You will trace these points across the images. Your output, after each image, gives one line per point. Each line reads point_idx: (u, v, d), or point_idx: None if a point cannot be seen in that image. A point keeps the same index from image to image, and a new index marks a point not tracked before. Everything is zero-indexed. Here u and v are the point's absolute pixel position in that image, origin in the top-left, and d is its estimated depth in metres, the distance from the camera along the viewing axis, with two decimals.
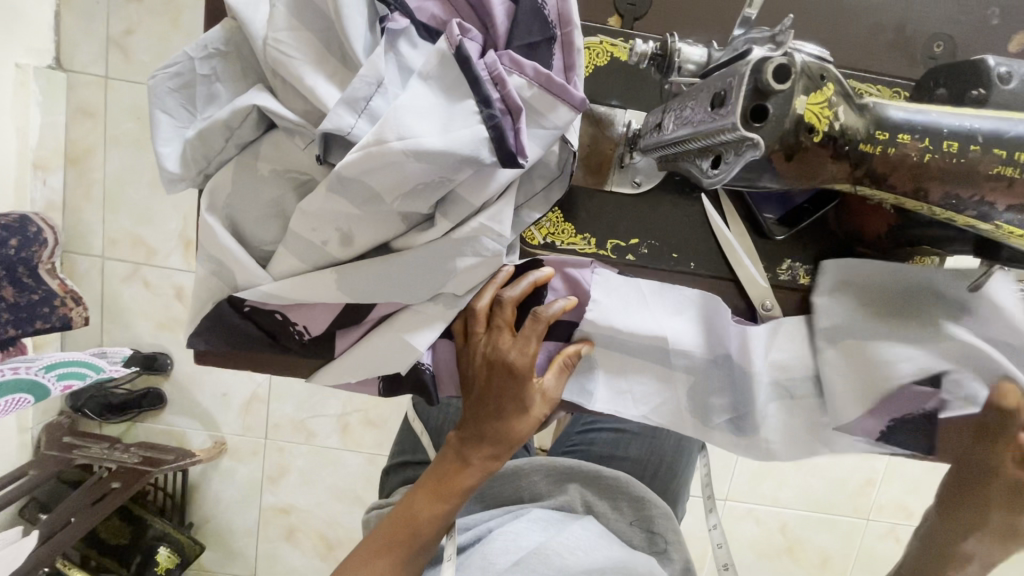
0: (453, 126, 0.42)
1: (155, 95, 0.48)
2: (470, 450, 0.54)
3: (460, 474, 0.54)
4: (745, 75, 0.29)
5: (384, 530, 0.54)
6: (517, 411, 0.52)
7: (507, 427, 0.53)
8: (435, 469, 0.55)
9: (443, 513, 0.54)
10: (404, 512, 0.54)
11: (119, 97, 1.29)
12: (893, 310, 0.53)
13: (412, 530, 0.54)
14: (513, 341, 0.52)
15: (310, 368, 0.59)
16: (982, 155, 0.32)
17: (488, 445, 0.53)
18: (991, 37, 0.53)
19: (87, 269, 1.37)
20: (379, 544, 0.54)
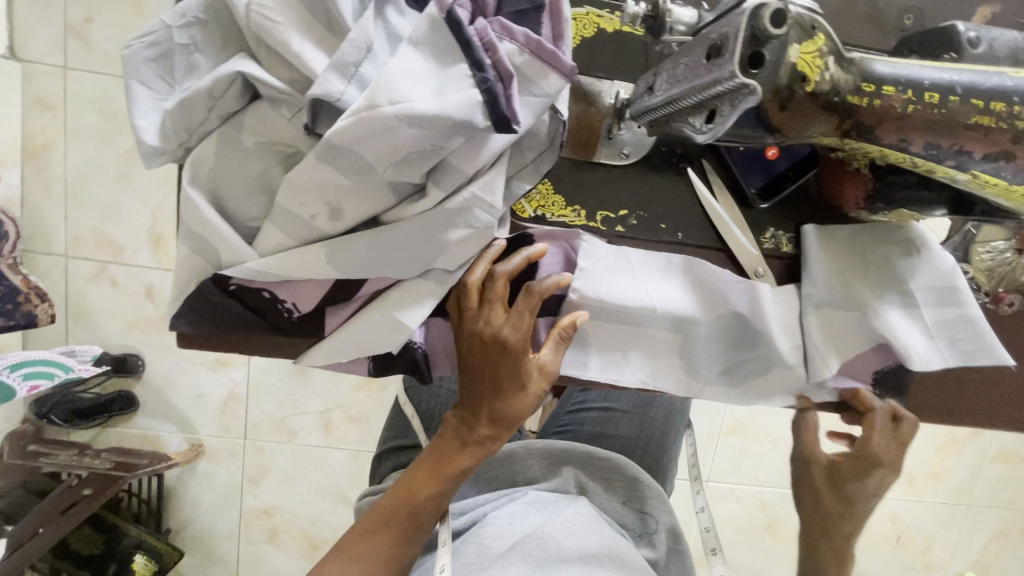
0: (447, 91, 0.42)
1: (130, 65, 0.46)
2: (467, 432, 0.53)
3: (458, 455, 0.53)
4: (742, 23, 0.29)
5: (380, 510, 0.54)
6: (515, 387, 0.52)
7: (505, 406, 0.52)
8: (432, 449, 0.54)
9: (440, 493, 0.53)
10: (402, 490, 0.54)
11: (79, 88, 1.23)
12: (866, 273, 0.57)
13: (409, 510, 0.53)
14: (507, 316, 0.52)
15: (298, 350, 0.58)
16: (961, 105, 0.34)
17: (486, 426, 0.53)
18: (957, 10, 0.55)
19: (49, 269, 1.31)
20: (375, 523, 0.53)
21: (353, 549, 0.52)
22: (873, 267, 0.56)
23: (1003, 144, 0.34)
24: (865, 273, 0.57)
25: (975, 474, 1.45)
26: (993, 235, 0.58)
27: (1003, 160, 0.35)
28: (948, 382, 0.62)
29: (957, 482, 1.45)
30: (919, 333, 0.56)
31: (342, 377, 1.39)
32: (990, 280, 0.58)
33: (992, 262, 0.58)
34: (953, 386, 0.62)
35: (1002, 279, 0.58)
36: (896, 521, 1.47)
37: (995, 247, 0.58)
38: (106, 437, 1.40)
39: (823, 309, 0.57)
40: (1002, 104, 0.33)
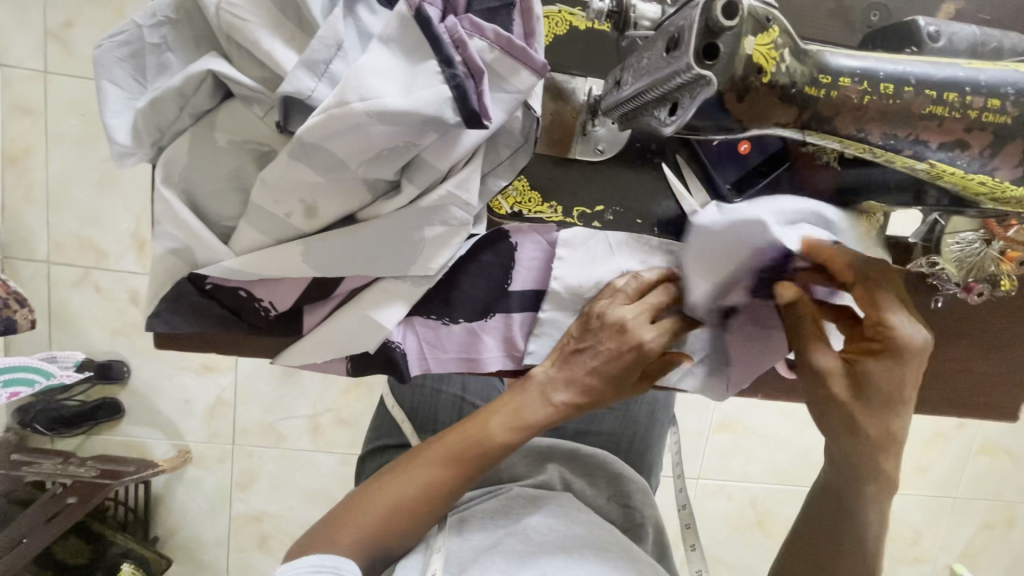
0: (416, 88, 0.43)
1: (101, 64, 0.46)
2: (553, 391, 0.54)
3: (538, 412, 0.54)
4: (696, 16, 0.30)
5: (450, 444, 0.55)
6: (612, 370, 0.53)
7: (596, 383, 0.53)
8: (506, 403, 0.55)
9: (511, 445, 0.54)
10: (475, 428, 0.55)
11: (60, 93, 1.22)
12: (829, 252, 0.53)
13: (479, 455, 0.54)
14: (650, 325, 0.53)
15: (277, 350, 0.58)
16: (915, 95, 0.35)
17: (575, 393, 0.54)
18: (922, 6, 0.56)
19: (31, 276, 1.29)
20: (440, 455, 0.54)
21: (416, 469, 0.54)
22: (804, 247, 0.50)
23: (958, 133, 0.35)
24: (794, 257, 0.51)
25: (962, 467, 1.47)
26: (960, 225, 0.58)
27: (958, 149, 0.36)
28: None
29: (943, 475, 1.47)
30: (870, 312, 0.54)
31: (331, 380, 1.38)
32: (960, 270, 0.59)
33: (961, 252, 0.59)
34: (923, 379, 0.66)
35: (972, 270, 0.59)
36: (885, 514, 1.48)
37: (964, 239, 0.58)
38: (91, 445, 1.38)
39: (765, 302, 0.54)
40: (954, 94, 0.35)
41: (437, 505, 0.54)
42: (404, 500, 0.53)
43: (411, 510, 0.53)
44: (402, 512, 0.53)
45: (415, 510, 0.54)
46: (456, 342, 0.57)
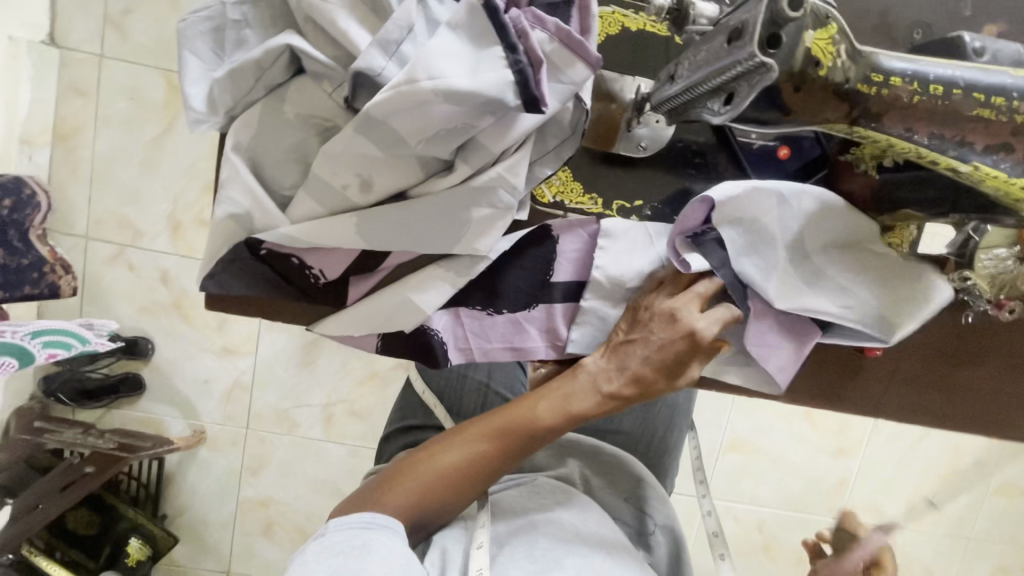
0: (481, 71, 0.45)
1: (185, 36, 0.50)
2: (603, 380, 0.55)
3: (587, 401, 0.55)
4: (762, 7, 0.32)
5: (499, 422, 0.56)
6: (663, 360, 0.54)
7: (648, 376, 0.55)
8: (558, 386, 0.56)
9: (558, 431, 0.56)
10: (523, 411, 0.56)
11: (113, 76, 1.28)
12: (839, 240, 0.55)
13: (527, 436, 0.55)
14: (700, 313, 0.54)
15: (316, 317, 0.61)
16: (963, 98, 0.36)
17: (625, 384, 0.55)
18: (964, 27, 0.58)
19: (70, 249, 1.34)
20: (489, 432, 0.56)
21: (464, 444, 0.56)
22: (793, 219, 0.53)
23: (1004, 136, 0.37)
24: (784, 231, 0.53)
25: (976, 507, 1.45)
26: (994, 241, 0.59)
27: (1003, 152, 0.37)
28: (936, 389, 0.66)
29: (956, 513, 1.45)
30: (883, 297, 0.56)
31: (348, 372, 1.40)
32: (993, 286, 0.60)
33: (993, 269, 0.59)
34: (946, 395, 0.67)
35: (1005, 288, 0.60)
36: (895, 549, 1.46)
37: (997, 255, 0.59)
38: (110, 418, 1.41)
39: (786, 283, 0.55)
40: (1001, 98, 0.36)
41: (482, 482, 0.56)
42: (453, 472, 0.55)
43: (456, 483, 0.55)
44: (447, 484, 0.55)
45: (461, 481, 0.55)
46: (499, 331, 0.59)
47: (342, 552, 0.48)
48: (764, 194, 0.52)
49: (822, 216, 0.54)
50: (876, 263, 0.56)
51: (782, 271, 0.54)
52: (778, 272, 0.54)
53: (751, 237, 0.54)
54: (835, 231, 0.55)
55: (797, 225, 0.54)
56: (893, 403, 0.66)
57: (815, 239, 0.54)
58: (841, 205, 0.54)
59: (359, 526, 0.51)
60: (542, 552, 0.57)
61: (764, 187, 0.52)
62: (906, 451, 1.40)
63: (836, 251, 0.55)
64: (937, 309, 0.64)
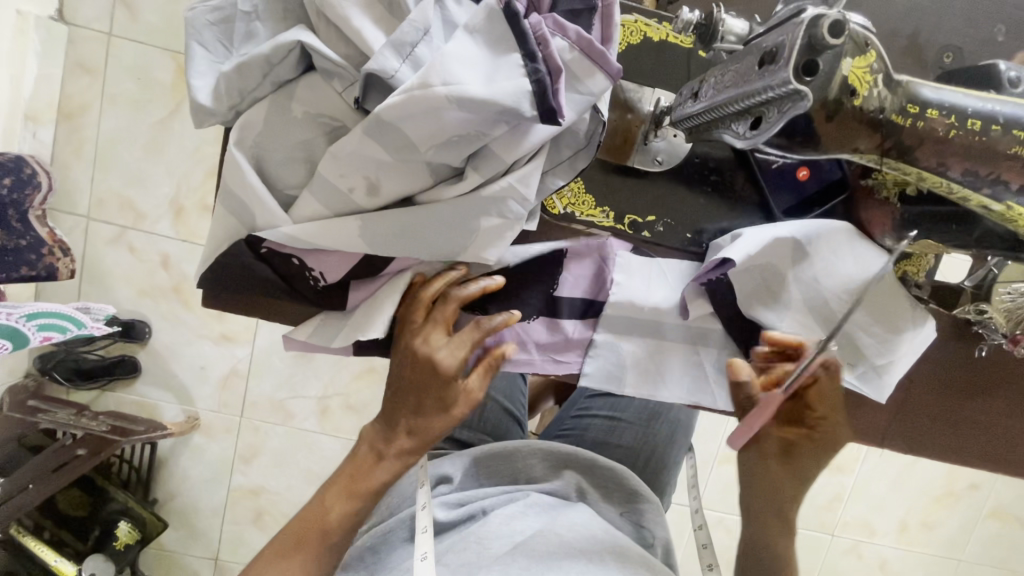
0: (498, 78, 0.43)
1: (192, 26, 0.48)
2: (385, 443, 0.55)
3: (376, 469, 0.55)
4: (800, 31, 0.30)
5: (296, 528, 0.54)
6: (437, 374, 0.52)
7: (427, 422, 0.54)
8: (365, 440, 0.56)
9: (356, 507, 0.55)
10: (317, 508, 0.54)
11: (120, 56, 1.26)
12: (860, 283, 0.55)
13: (324, 528, 0.54)
14: (446, 339, 0.53)
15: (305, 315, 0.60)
16: (1002, 134, 0.35)
17: (404, 438, 0.55)
18: (996, 52, 0.56)
19: (70, 228, 1.32)
20: (293, 538, 0.54)
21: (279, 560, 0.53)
22: (806, 263, 0.54)
23: None
24: (799, 276, 0.55)
25: (969, 530, 1.44)
26: (1015, 275, 0.58)
27: None
28: (941, 419, 0.65)
29: (949, 535, 1.44)
30: (885, 343, 0.57)
31: (344, 365, 1.39)
32: (1009, 321, 0.58)
33: (1011, 303, 0.58)
34: (952, 426, 0.65)
35: (1021, 323, 0.58)
36: (885, 567, 1.44)
37: (1017, 289, 0.57)
38: (104, 401, 1.40)
39: (801, 325, 0.56)
40: None
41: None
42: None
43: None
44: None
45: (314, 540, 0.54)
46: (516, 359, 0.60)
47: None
48: (781, 241, 0.54)
49: (838, 259, 0.54)
50: (894, 303, 0.57)
51: (792, 312, 0.56)
52: (789, 313, 0.56)
53: (763, 281, 0.56)
54: (859, 271, 0.54)
55: (812, 268, 0.55)
56: (899, 432, 0.65)
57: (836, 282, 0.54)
58: (863, 244, 0.55)
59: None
60: (517, 572, 0.56)
61: (782, 234, 0.54)
62: (901, 471, 1.39)
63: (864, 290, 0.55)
64: (951, 341, 0.63)
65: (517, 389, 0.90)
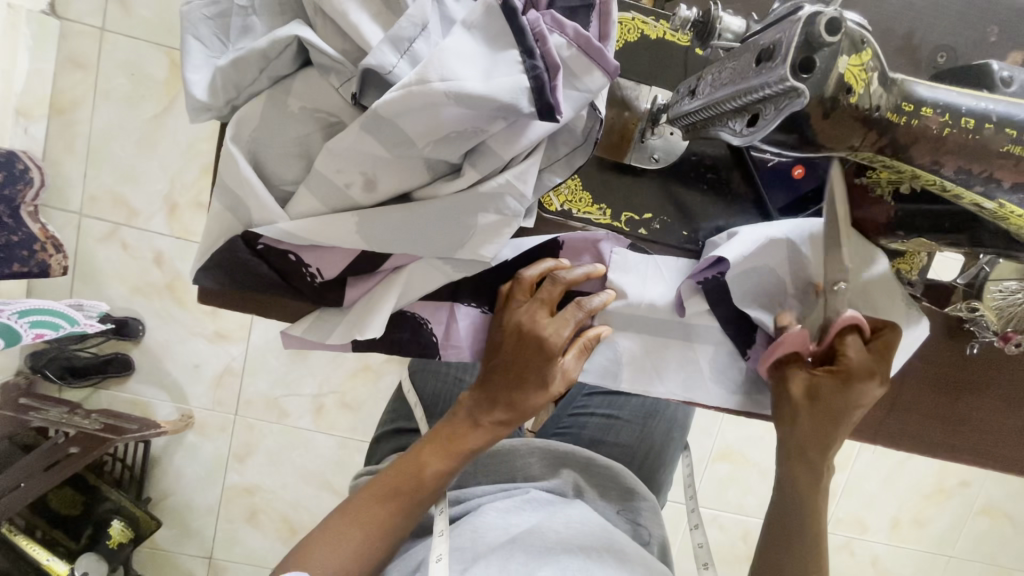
0: (496, 74, 0.43)
1: (188, 20, 0.48)
2: (482, 415, 0.55)
3: (469, 437, 0.55)
4: (797, 29, 0.31)
5: (386, 486, 0.55)
6: (541, 353, 0.53)
7: (523, 397, 0.54)
8: (443, 427, 0.57)
9: (446, 472, 0.56)
10: (407, 471, 0.55)
11: (113, 51, 1.25)
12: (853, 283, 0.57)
13: (413, 490, 0.55)
14: (551, 319, 0.55)
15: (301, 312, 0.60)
16: (995, 133, 0.35)
17: (501, 413, 0.55)
18: (989, 52, 0.57)
19: (62, 225, 1.31)
20: (378, 494, 0.55)
21: (360, 516, 0.54)
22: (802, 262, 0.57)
23: None
24: (797, 275, 0.57)
25: (960, 526, 1.46)
26: (1006, 272, 0.57)
27: None
28: (934, 416, 0.66)
29: (941, 532, 1.46)
30: None
31: (339, 363, 1.39)
32: (1001, 319, 0.59)
33: (1003, 302, 0.58)
34: (944, 422, 0.66)
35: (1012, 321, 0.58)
36: (878, 564, 1.46)
37: (1007, 287, 0.57)
38: (97, 399, 1.39)
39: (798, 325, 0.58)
40: None
41: (382, 546, 0.54)
42: (351, 547, 0.53)
43: (359, 557, 0.53)
44: (347, 561, 0.52)
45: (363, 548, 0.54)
46: None
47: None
48: (778, 242, 0.56)
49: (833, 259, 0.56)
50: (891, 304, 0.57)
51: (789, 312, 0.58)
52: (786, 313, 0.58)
53: (762, 283, 0.57)
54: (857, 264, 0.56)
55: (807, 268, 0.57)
56: (891, 429, 0.65)
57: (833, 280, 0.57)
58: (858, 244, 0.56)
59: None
60: (516, 567, 0.56)
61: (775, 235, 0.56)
62: (893, 468, 1.41)
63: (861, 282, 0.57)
64: (940, 338, 0.64)
65: None
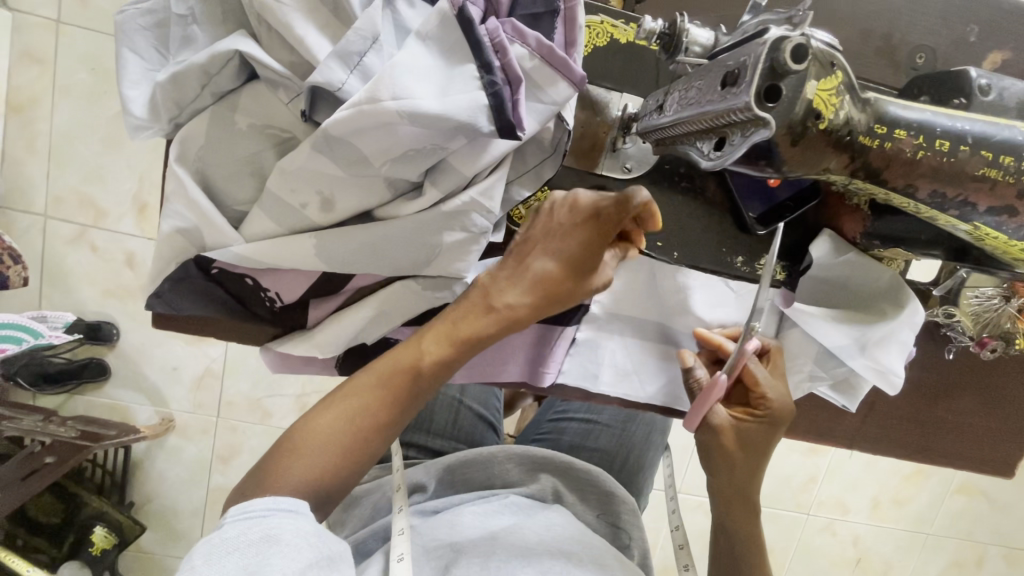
0: (451, 91, 0.41)
1: (123, 32, 0.45)
2: (499, 297, 0.50)
3: (480, 322, 0.49)
4: (762, 54, 0.29)
5: (382, 367, 0.49)
6: (571, 234, 0.50)
7: (550, 273, 0.50)
8: (456, 305, 0.51)
9: (453, 356, 0.49)
10: (411, 346, 0.50)
11: (71, 44, 1.19)
12: (845, 294, 0.58)
13: (417, 373, 0.49)
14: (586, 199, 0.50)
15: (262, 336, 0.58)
16: (970, 155, 0.35)
17: (522, 292, 0.50)
18: (971, 53, 0.55)
19: (27, 227, 1.26)
20: (378, 372, 0.49)
21: (347, 398, 0.49)
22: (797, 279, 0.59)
23: (1007, 199, 0.36)
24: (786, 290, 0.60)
25: (938, 505, 1.49)
26: (982, 280, 0.58)
27: (1004, 214, 0.37)
28: (910, 417, 0.66)
29: (919, 511, 1.49)
30: (893, 349, 0.56)
31: None
32: (976, 325, 0.59)
33: (979, 307, 0.58)
34: (921, 426, 0.66)
35: (987, 325, 0.59)
36: (858, 543, 1.49)
37: (983, 293, 0.58)
38: (74, 406, 1.35)
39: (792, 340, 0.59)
40: (1010, 158, 0.35)
41: (376, 431, 0.49)
42: (339, 427, 0.48)
43: (345, 445, 0.47)
44: (335, 445, 0.47)
45: (353, 433, 0.48)
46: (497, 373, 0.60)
47: (240, 550, 0.40)
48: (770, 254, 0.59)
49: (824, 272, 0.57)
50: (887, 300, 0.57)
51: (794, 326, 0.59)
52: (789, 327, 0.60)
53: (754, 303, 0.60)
54: (851, 274, 0.57)
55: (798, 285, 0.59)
56: (867, 436, 0.66)
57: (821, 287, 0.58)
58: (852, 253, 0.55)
59: (258, 513, 0.42)
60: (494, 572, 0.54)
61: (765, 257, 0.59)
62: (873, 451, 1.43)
63: (832, 288, 0.58)
64: (920, 343, 0.63)
65: (492, 393, 0.88)
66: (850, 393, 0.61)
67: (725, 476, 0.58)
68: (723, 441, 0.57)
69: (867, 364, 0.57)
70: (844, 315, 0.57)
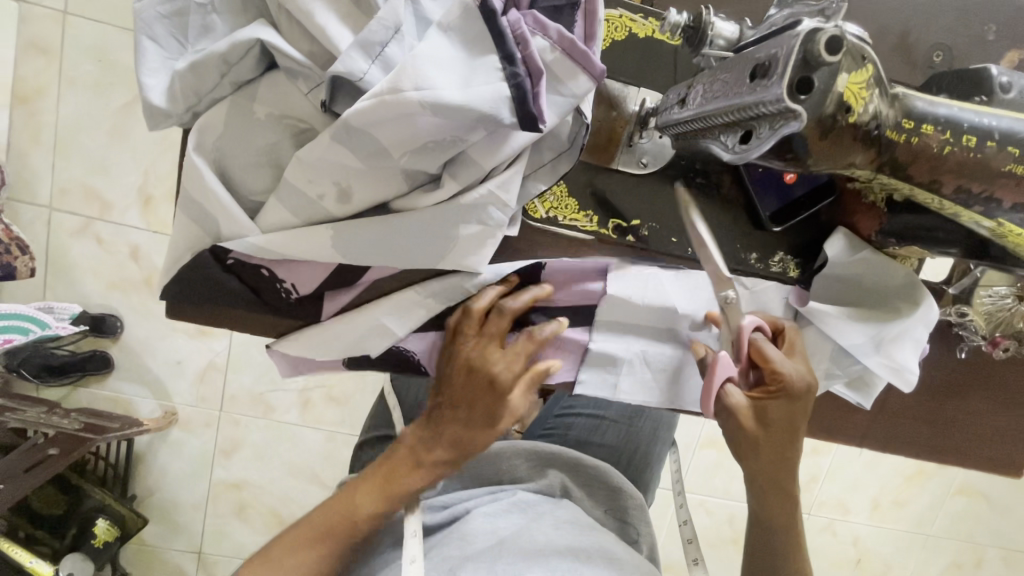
0: (474, 82, 0.41)
1: (140, 19, 0.44)
2: (423, 456, 0.53)
3: (406, 480, 0.52)
4: (795, 46, 0.29)
5: (315, 526, 0.52)
6: (488, 398, 0.51)
7: (467, 437, 0.52)
8: (381, 464, 0.54)
9: (381, 513, 0.53)
10: (341, 504, 0.53)
11: (77, 35, 1.19)
12: (860, 291, 0.58)
13: (350, 530, 0.52)
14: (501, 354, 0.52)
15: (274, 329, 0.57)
16: (997, 151, 0.35)
17: (442, 452, 0.52)
18: (987, 51, 0.55)
19: (32, 219, 1.25)
20: (310, 533, 0.52)
21: (283, 557, 0.52)
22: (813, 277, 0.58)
23: None
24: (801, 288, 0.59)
25: (939, 506, 1.49)
26: (995, 279, 0.58)
27: None
28: (920, 416, 0.66)
29: (920, 512, 1.49)
30: (907, 347, 0.56)
31: None
32: (988, 324, 0.59)
33: (992, 306, 0.58)
34: (931, 425, 0.66)
35: (1000, 325, 0.59)
36: (859, 543, 1.49)
37: (996, 292, 0.58)
38: (77, 398, 1.35)
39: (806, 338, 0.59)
40: None
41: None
42: None
43: None
44: None
45: None
46: None
47: None
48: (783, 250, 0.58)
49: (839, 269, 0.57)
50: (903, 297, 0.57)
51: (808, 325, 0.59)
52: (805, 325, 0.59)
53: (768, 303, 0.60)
54: (867, 271, 0.57)
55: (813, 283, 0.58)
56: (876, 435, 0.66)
57: (835, 284, 0.58)
58: (868, 250, 0.56)
59: None
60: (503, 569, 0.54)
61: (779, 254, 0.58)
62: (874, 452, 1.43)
63: (846, 284, 0.58)
64: (932, 343, 0.63)
65: None
66: (865, 390, 0.61)
67: (752, 459, 0.55)
68: (739, 421, 0.53)
69: (883, 363, 0.57)
70: (858, 313, 0.57)
